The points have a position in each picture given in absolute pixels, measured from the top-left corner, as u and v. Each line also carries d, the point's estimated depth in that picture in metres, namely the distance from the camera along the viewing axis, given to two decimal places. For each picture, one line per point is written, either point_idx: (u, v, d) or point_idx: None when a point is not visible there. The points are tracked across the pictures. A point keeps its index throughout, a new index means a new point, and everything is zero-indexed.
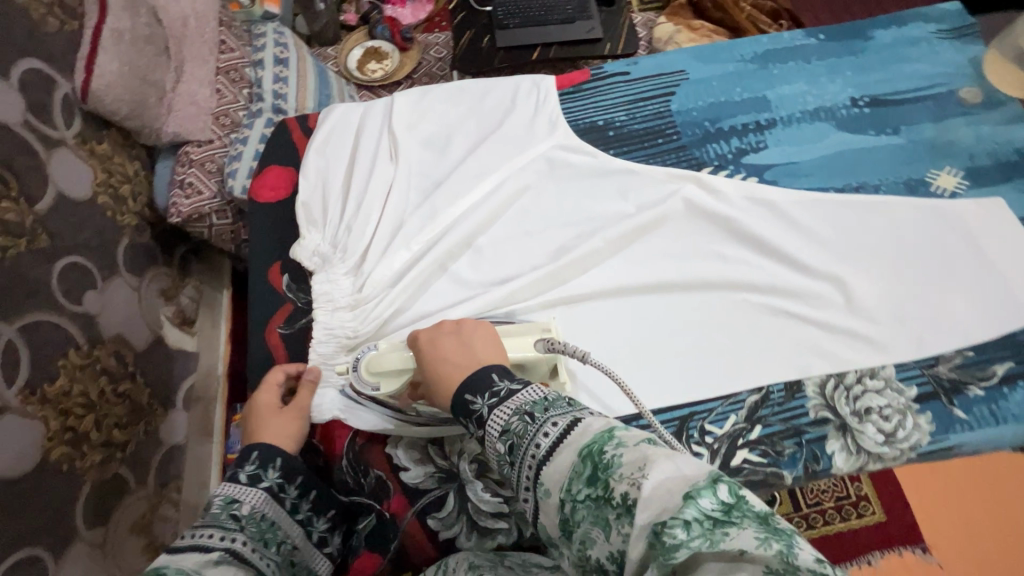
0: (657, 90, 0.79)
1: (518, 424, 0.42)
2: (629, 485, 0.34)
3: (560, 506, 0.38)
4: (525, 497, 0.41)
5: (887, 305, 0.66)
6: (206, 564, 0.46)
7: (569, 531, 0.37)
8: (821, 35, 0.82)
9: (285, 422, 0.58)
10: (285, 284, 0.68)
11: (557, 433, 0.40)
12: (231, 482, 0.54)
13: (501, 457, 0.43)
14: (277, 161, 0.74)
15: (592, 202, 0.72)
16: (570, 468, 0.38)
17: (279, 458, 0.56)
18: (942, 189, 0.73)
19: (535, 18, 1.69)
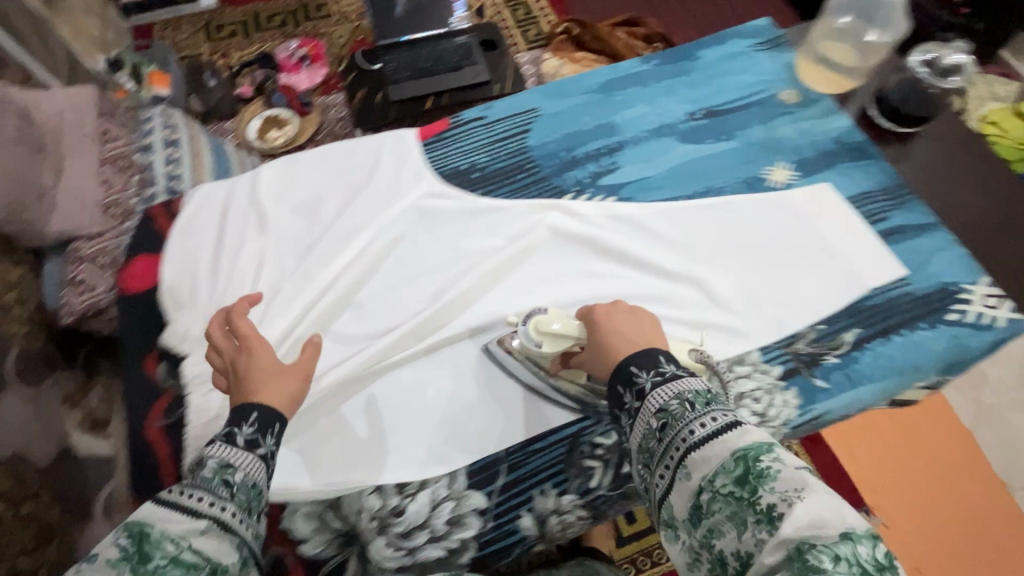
0: (514, 130, 0.84)
1: (675, 406, 0.49)
2: (780, 500, 0.41)
3: (697, 492, 0.45)
4: (663, 474, 0.48)
5: (744, 295, 0.72)
6: (190, 531, 0.44)
7: (701, 514, 0.44)
8: (654, 61, 0.90)
9: (287, 381, 0.58)
10: (161, 373, 0.67)
11: (710, 427, 0.47)
12: (223, 446, 0.50)
13: (653, 432, 0.49)
14: (145, 249, 0.73)
15: (464, 242, 0.75)
16: (721, 463, 0.45)
17: (278, 424, 0.53)
18: (776, 182, 0.80)
19: (424, 69, 1.78)
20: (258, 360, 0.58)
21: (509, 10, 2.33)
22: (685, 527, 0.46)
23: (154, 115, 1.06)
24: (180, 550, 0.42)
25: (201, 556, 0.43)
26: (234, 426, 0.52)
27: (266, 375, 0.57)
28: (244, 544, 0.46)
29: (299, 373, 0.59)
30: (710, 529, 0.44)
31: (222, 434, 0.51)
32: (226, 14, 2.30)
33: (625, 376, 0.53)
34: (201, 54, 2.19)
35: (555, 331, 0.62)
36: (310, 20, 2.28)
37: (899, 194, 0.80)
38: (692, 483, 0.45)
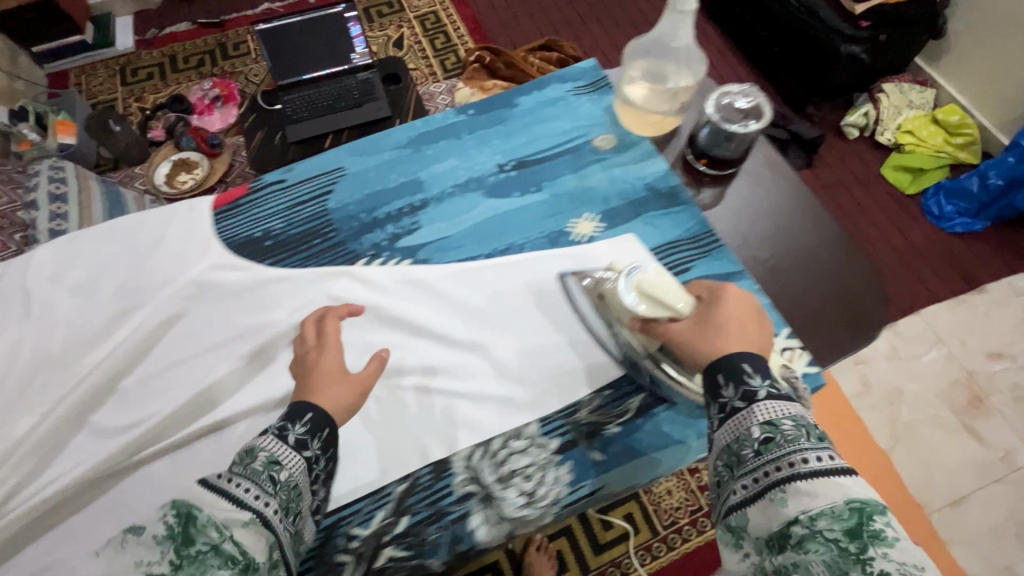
0: (315, 192, 0.81)
1: (788, 428, 0.46)
2: (896, 570, 0.36)
3: (791, 521, 0.41)
4: (746, 485, 0.45)
5: (531, 362, 0.69)
6: (236, 521, 0.46)
7: (786, 542, 0.40)
8: (470, 111, 0.88)
9: (346, 390, 0.60)
10: None
11: (820, 465, 0.43)
12: (276, 442, 0.53)
13: (755, 444, 0.46)
14: None
15: (243, 316, 0.72)
16: (831, 505, 0.40)
17: (328, 430, 0.56)
18: (581, 235, 0.78)
19: (324, 107, 1.76)
20: (323, 365, 0.62)
21: (427, 39, 2.33)
22: (758, 549, 0.42)
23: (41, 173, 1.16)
24: (221, 539, 0.44)
25: (239, 548, 0.44)
26: (289, 423, 0.55)
27: (331, 377, 0.61)
28: (277, 544, 0.48)
29: (359, 387, 0.62)
30: (795, 564, 0.39)
31: (276, 431, 0.54)
32: (143, 57, 2.29)
33: (723, 376, 0.51)
34: (116, 99, 2.18)
35: (651, 293, 0.61)
36: (228, 59, 2.27)
37: (706, 243, 0.77)
38: (788, 512, 0.41)
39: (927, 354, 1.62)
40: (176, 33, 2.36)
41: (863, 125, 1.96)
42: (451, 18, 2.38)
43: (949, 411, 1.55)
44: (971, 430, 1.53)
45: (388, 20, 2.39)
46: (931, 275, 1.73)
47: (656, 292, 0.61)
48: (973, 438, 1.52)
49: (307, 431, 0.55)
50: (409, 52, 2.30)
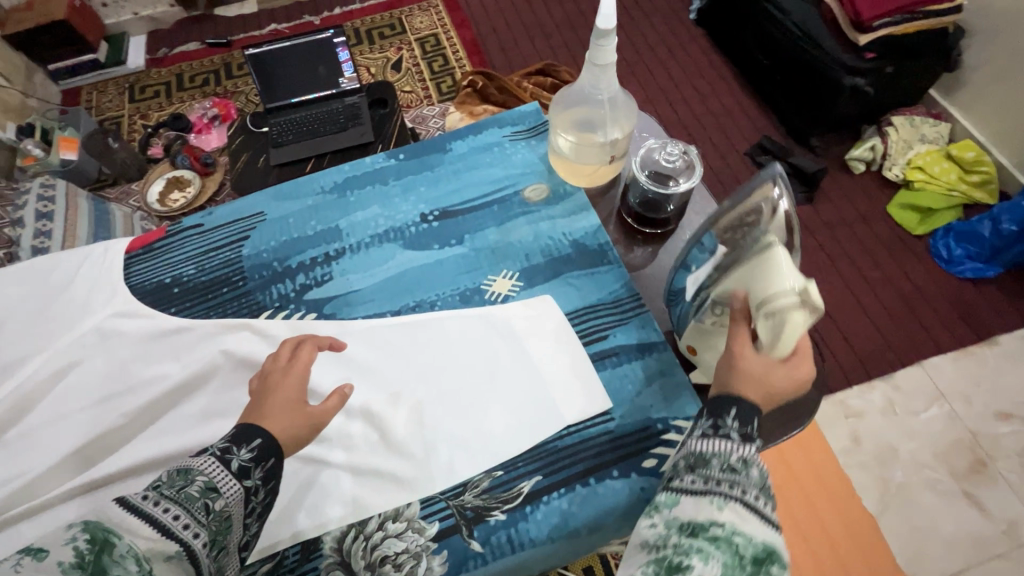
0: (231, 238, 0.79)
1: (756, 471, 0.51)
2: None
3: (716, 523, 0.48)
4: (696, 481, 0.51)
5: (422, 434, 0.65)
6: (156, 555, 0.44)
7: (699, 532, 0.48)
8: (400, 155, 0.85)
9: (295, 417, 0.58)
10: None
11: (758, 503, 0.49)
12: (216, 465, 0.52)
13: (726, 463, 0.51)
14: None
15: (138, 367, 0.70)
16: (751, 531, 0.48)
17: (273, 459, 0.54)
18: (496, 293, 0.73)
19: (310, 131, 1.78)
20: (282, 394, 0.59)
21: (425, 61, 2.33)
22: (667, 528, 0.50)
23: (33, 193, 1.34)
24: (139, 573, 0.42)
25: None
26: (234, 446, 0.53)
27: (290, 405, 0.58)
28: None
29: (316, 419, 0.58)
30: (698, 551, 0.47)
31: (221, 452, 0.53)
32: (152, 76, 2.36)
33: (737, 413, 0.52)
34: (123, 116, 2.25)
35: (786, 323, 0.52)
36: (231, 78, 2.33)
37: (627, 307, 0.71)
38: (720, 516, 0.48)
39: (927, 410, 1.45)
40: (186, 53, 2.43)
41: (870, 159, 1.84)
42: (451, 41, 2.38)
43: (947, 475, 1.37)
44: (972, 498, 1.35)
45: (389, 42, 2.41)
46: (936, 323, 1.58)
47: (786, 333, 0.52)
48: (974, 507, 1.34)
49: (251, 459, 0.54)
50: (406, 74, 2.30)
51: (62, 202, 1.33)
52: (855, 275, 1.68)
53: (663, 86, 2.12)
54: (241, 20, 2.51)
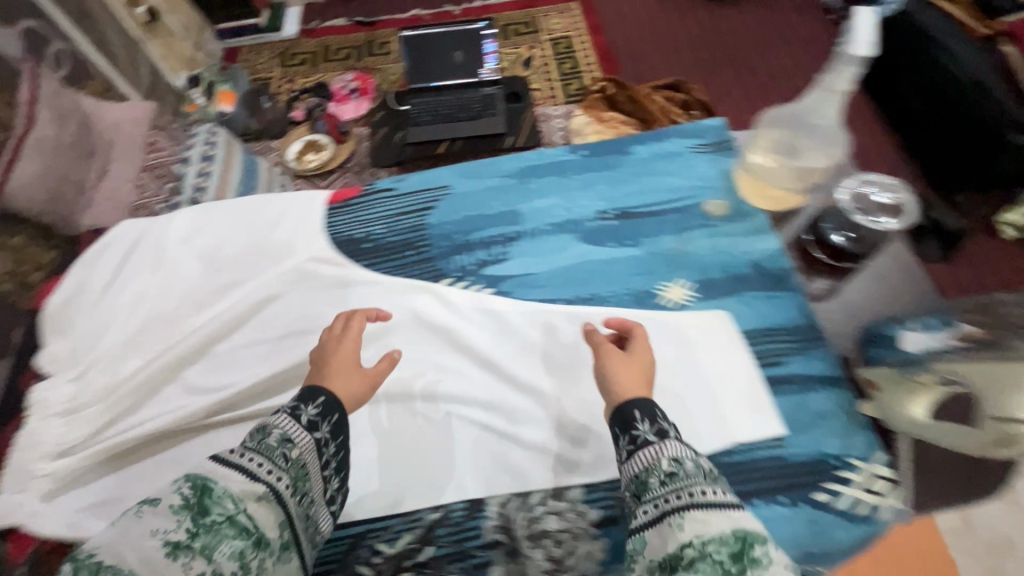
0: (416, 206, 0.84)
1: (692, 467, 0.47)
2: None
3: (683, 545, 0.41)
4: (648, 510, 0.46)
5: (588, 420, 0.67)
6: (250, 495, 0.45)
7: (676, 565, 0.40)
8: (582, 151, 0.88)
9: (353, 376, 0.61)
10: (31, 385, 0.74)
11: (712, 496, 0.44)
12: (290, 419, 0.54)
13: (662, 475, 0.48)
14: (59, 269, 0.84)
15: (330, 309, 0.76)
16: (720, 531, 0.40)
17: (337, 413, 0.57)
18: (670, 301, 0.74)
19: (446, 115, 1.85)
20: (341, 351, 0.63)
21: (556, 62, 2.37)
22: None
23: None
24: (236, 511, 0.44)
25: (253, 522, 0.44)
26: (303, 402, 0.56)
27: (345, 361, 0.62)
28: (288, 522, 0.47)
29: (368, 377, 0.63)
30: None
31: (291, 408, 0.55)
32: (302, 45, 2.54)
33: (639, 412, 0.54)
34: (271, 78, 2.44)
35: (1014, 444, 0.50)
36: (371, 56, 2.47)
37: (808, 338, 0.70)
38: (683, 534, 0.41)
39: None
40: (334, 27, 2.60)
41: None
42: (583, 46, 2.41)
43: None
44: None
45: (522, 39, 2.46)
46: None
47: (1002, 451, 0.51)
48: None
49: (319, 413, 0.56)
50: (535, 72, 2.35)
51: None
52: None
53: None
54: (387, 3, 2.66)
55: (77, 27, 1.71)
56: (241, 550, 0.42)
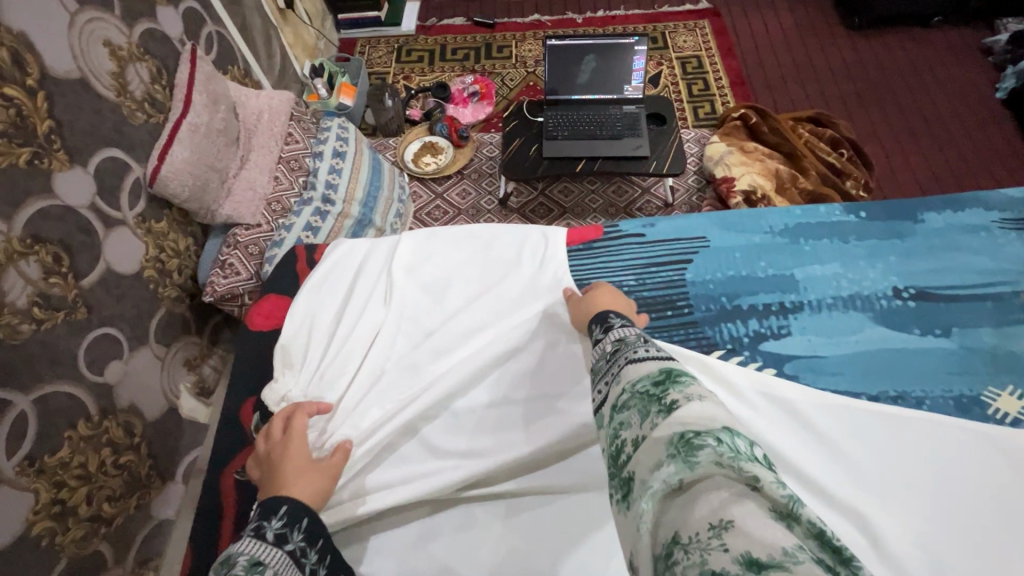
0: (682, 254, 1.03)
1: (630, 340, 0.70)
2: (682, 395, 0.56)
3: (621, 392, 0.63)
4: (601, 390, 0.68)
5: (935, 532, 0.74)
6: None
7: (616, 409, 0.62)
8: (862, 214, 1.06)
9: (312, 480, 0.76)
10: (255, 422, 0.92)
11: (650, 351, 0.66)
12: (257, 542, 0.66)
13: (605, 355, 0.71)
14: (275, 294, 1.06)
15: (554, 374, 0.92)
16: (647, 372, 0.62)
17: (305, 519, 0.70)
18: (1003, 411, 0.85)
19: (584, 132, 1.76)
20: (292, 453, 0.78)
21: (686, 81, 2.24)
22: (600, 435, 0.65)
23: (331, 132, 1.70)
24: None
25: None
26: (267, 520, 0.68)
27: (299, 469, 0.77)
28: None
29: (330, 472, 0.78)
30: (620, 422, 0.60)
31: (256, 530, 0.67)
32: (420, 42, 2.48)
33: (597, 320, 0.80)
34: (388, 72, 2.39)
35: None
36: (491, 59, 2.39)
37: None
38: (616, 385, 0.64)
39: None
40: (452, 25, 2.53)
41: None
42: (715, 67, 2.28)
43: None
44: None
45: (650, 54, 2.34)
46: None
47: None
48: None
49: (284, 523, 0.69)
50: (664, 90, 2.22)
51: (351, 152, 1.70)
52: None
53: (939, 185, 1.96)
54: (508, 5, 2.57)
55: (227, 10, 1.67)
56: None
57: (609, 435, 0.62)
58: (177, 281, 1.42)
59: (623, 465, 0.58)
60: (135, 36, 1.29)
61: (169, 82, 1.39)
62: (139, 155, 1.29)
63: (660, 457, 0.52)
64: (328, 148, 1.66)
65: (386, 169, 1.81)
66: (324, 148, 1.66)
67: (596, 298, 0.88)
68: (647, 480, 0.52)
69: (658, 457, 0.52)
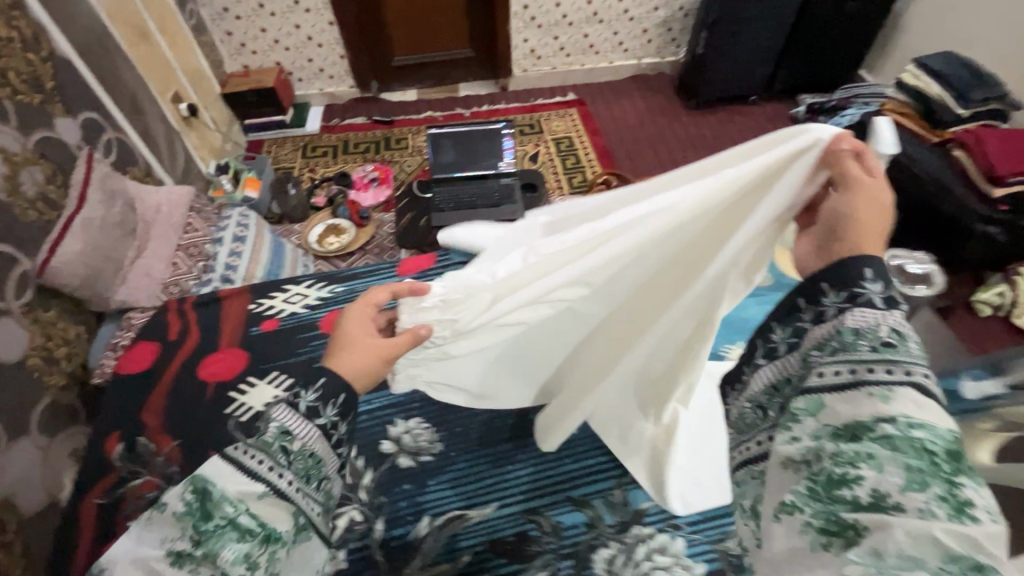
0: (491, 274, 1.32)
1: (911, 348, 0.63)
2: (972, 499, 0.52)
3: (883, 417, 0.59)
4: (839, 373, 0.65)
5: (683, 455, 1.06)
6: (253, 496, 0.71)
7: (860, 432, 0.60)
8: None
9: (363, 355, 0.84)
10: (117, 451, 1.01)
11: (902, 375, 0.61)
12: (289, 411, 0.76)
13: (874, 345, 0.64)
14: (143, 339, 1.17)
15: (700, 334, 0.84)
16: (943, 429, 0.57)
17: (341, 396, 0.79)
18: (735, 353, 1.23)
19: (467, 203, 2.01)
20: (350, 331, 0.88)
21: (560, 157, 2.61)
22: (812, 431, 0.65)
23: (232, 220, 1.80)
24: (236, 513, 0.69)
25: (254, 518, 0.70)
26: (302, 392, 0.77)
27: (360, 347, 0.85)
28: (298, 511, 0.73)
29: (383, 354, 0.85)
30: (869, 452, 0.58)
31: (292, 399, 0.77)
32: (323, 139, 2.74)
33: (874, 272, 0.67)
34: (293, 167, 2.60)
35: None
36: (390, 150, 2.67)
37: None
38: (887, 408, 0.59)
39: None
40: (354, 124, 2.83)
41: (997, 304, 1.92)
42: (583, 144, 2.67)
43: None
44: None
45: (528, 138, 2.71)
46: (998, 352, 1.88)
47: None
48: None
49: (317, 398, 0.78)
50: (543, 166, 2.57)
51: (253, 235, 1.80)
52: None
53: None
54: (404, 104, 2.93)
55: (129, 119, 1.84)
56: (246, 550, 0.68)
57: (844, 450, 0.60)
58: (66, 368, 1.44)
59: (837, 488, 0.58)
60: (32, 143, 1.40)
61: (65, 181, 1.49)
62: (29, 248, 1.36)
63: (929, 556, 0.50)
64: (229, 234, 1.76)
65: (288, 249, 1.94)
66: (224, 235, 1.76)
67: (861, 216, 0.69)
68: (887, 557, 0.51)
69: (923, 549, 0.50)
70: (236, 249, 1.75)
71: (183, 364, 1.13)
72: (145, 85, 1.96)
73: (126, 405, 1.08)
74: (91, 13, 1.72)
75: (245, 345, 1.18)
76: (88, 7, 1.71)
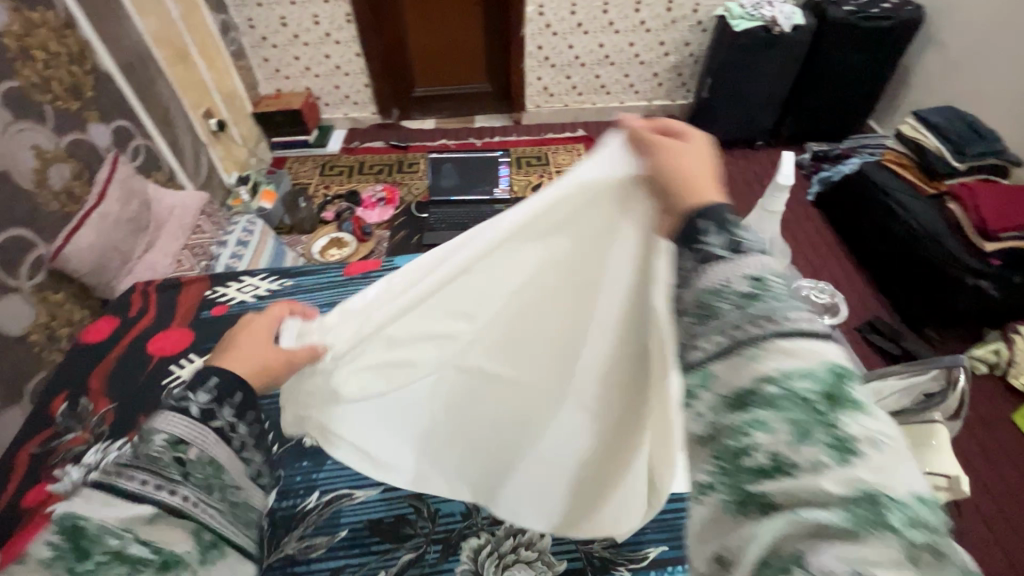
0: None
1: (776, 286, 0.43)
2: (865, 441, 0.36)
3: (761, 376, 0.40)
4: (703, 344, 0.44)
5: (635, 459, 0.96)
6: (142, 518, 0.58)
7: (743, 400, 0.41)
8: None
9: (259, 353, 0.75)
10: (60, 411, 1.13)
11: (787, 329, 0.42)
12: (176, 416, 0.63)
13: (740, 293, 0.43)
14: (105, 316, 1.30)
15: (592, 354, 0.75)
16: (818, 372, 0.39)
17: (240, 394, 0.68)
18: None
19: (460, 225, 2.11)
20: (247, 332, 0.78)
21: None
22: (710, 407, 0.43)
23: (239, 227, 1.92)
24: (125, 541, 0.56)
25: (149, 542, 0.57)
26: (191, 394, 0.65)
27: (251, 345, 0.75)
28: (199, 524, 0.62)
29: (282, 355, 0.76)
30: (753, 421, 0.40)
31: (179, 404, 0.64)
32: (342, 159, 2.91)
33: (716, 222, 0.46)
34: (310, 183, 2.77)
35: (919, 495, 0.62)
36: (401, 173, 2.82)
37: None
38: (763, 365, 0.40)
39: None
40: (373, 147, 3.00)
41: (993, 362, 1.88)
42: None
43: None
44: None
45: (534, 169, 2.81)
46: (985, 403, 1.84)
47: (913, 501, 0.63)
48: None
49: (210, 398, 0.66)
50: None
51: (255, 240, 1.90)
52: (1007, 465, 1.71)
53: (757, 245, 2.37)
54: (420, 132, 3.10)
55: (159, 130, 2.02)
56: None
57: (730, 420, 0.41)
58: (64, 347, 1.56)
59: (742, 478, 0.39)
60: (63, 143, 1.57)
61: (88, 179, 1.65)
62: (46, 235, 1.51)
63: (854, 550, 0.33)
64: (234, 238, 1.87)
65: (290, 256, 2.07)
66: (230, 239, 1.87)
67: (685, 173, 0.54)
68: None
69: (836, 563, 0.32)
70: (239, 251, 1.83)
71: (134, 339, 1.24)
72: (178, 100, 2.17)
73: (80, 369, 1.20)
74: (136, 36, 1.93)
75: (193, 326, 1.26)
76: (134, 30, 1.92)
